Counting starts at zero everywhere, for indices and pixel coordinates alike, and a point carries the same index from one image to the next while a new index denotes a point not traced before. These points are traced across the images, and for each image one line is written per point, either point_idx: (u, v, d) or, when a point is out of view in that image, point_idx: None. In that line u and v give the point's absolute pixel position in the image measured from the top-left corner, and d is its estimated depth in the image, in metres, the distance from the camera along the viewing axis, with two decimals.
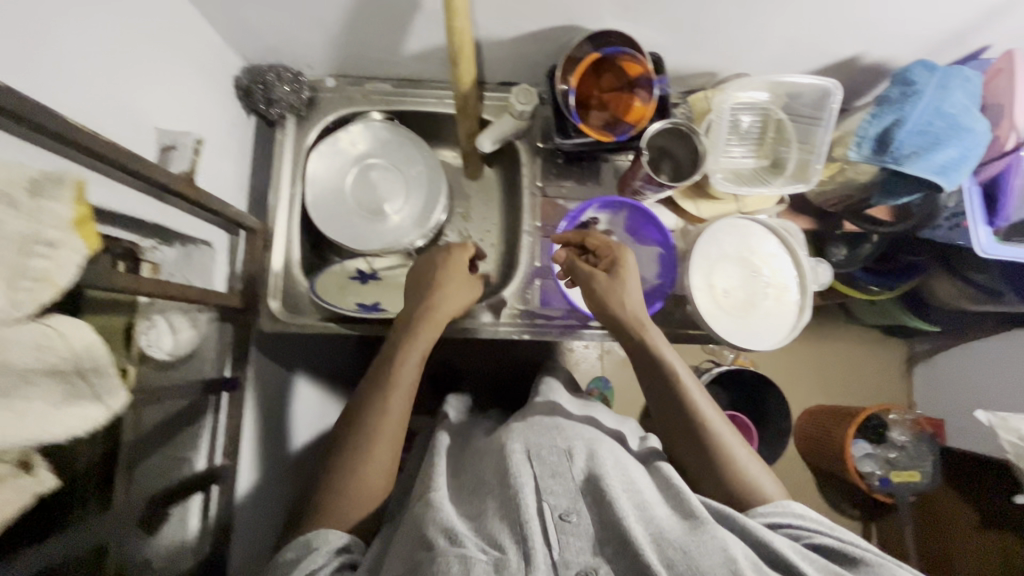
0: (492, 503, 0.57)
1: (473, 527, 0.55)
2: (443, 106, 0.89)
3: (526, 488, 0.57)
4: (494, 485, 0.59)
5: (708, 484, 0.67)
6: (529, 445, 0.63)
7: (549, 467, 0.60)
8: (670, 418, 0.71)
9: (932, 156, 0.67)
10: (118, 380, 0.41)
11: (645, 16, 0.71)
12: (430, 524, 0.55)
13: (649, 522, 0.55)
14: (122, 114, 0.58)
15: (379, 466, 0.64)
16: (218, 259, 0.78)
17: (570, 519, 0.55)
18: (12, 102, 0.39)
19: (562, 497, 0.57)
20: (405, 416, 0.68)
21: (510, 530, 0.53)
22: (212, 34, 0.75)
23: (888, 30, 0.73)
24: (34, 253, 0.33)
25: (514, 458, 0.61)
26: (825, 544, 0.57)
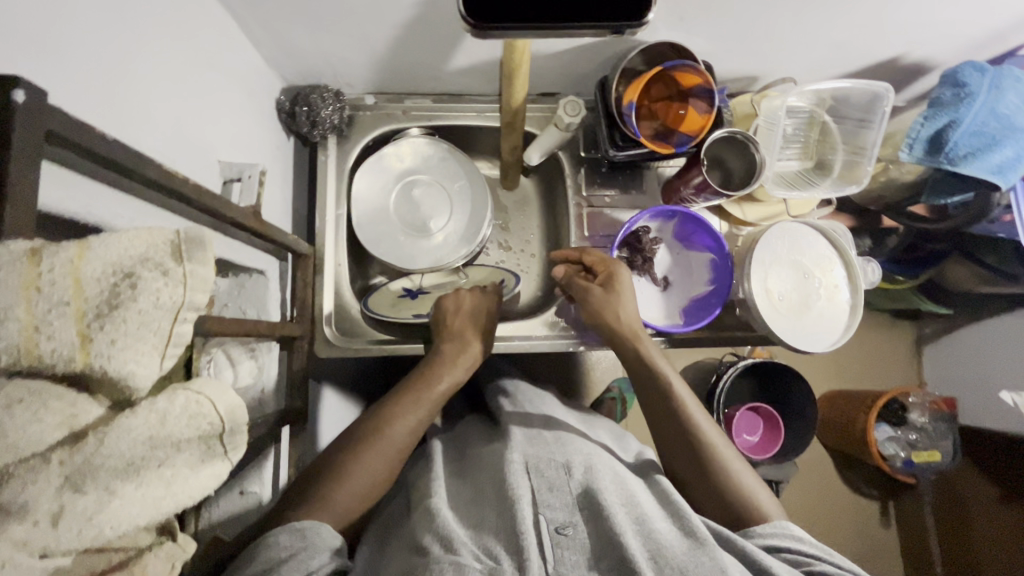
0: (490, 512, 0.58)
1: (470, 535, 0.56)
2: (484, 120, 0.88)
3: (523, 498, 0.58)
4: (491, 497, 0.60)
5: (706, 498, 0.65)
6: (529, 458, 0.64)
7: (547, 480, 0.61)
8: (665, 429, 0.70)
9: (988, 156, 0.68)
10: (248, 439, 0.38)
11: (699, 26, 0.72)
12: (427, 534, 0.55)
13: (648, 538, 0.55)
14: (192, 150, 0.58)
15: (365, 480, 0.61)
16: (271, 286, 0.77)
17: (566, 533, 0.56)
18: (123, 155, 0.38)
19: (558, 510, 0.58)
20: (409, 439, 0.66)
21: (507, 546, 0.53)
22: (255, 58, 0.74)
23: (934, 33, 0.74)
24: (185, 320, 0.32)
25: (511, 471, 0.62)
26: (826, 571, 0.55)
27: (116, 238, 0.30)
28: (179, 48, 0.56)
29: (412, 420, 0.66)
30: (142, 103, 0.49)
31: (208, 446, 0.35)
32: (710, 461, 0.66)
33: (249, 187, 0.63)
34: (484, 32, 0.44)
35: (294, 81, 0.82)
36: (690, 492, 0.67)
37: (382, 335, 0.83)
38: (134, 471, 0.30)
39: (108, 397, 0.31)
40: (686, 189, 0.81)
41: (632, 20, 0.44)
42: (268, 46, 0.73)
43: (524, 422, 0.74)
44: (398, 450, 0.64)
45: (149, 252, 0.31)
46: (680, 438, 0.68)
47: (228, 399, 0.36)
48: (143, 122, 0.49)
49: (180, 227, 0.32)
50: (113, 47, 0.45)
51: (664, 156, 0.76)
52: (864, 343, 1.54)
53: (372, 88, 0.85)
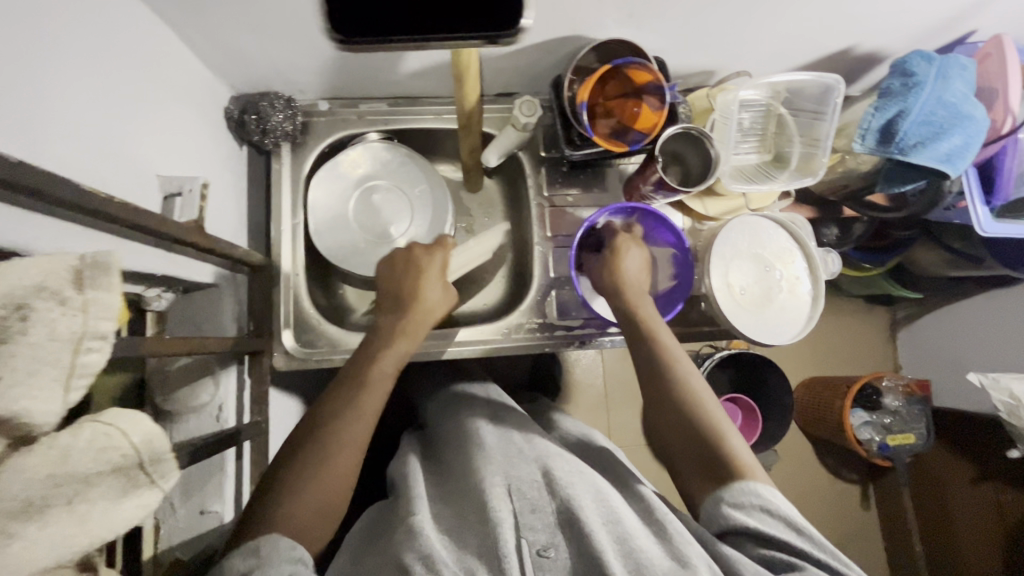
0: (472, 536, 0.58)
1: (453, 557, 0.55)
2: (442, 122, 0.87)
3: (505, 523, 0.57)
4: (473, 520, 0.59)
5: (696, 467, 0.63)
6: (510, 478, 0.63)
7: (531, 502, 0.61)
8: (655, 396, 0.69)
9: (937, 145, 0.68)
10: (178, 465, 0.38)
11: (649, 22, 0.71)
12: (408, 553, 0.54)
13: (630, 558, 0.55)
14: (125, 168, 0.56)
15: (333, 479, 0.58)
16: (226, 300, 0.75)
17: (549, 555, 0.56)
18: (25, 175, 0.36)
19: (540, 531, 0.58)
20: (367, 430, 0.63)
21: (485, 562, 0.54)
22: (198, 68, 0.72)
23: (883, 23, 0.75)
24: (89, 350, 0.31)
25: (492, 493, 0.61)
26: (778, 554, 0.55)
27: (5, 267, 0.28)
28: (105, 60, 0.54)
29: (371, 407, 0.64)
30: (61, 119, 0.48)
31: (130, 477, 0.35)
32: (699, 425, 0.65)
33: (190, 202, 0.63)
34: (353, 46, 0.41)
35: (244, 89, 0.80)
36: (681, 465, 0.65)
37: (345, 346, 0.82)
38: (37, 510, 0.29)
39: (5, 435, 0.29)
40: (644, 185, 0.80)
41: (498, 32, 0.40)
42: (211, 54, 0.71)
43: (501, 436, 0.73)
44: (361, 426, 0.62)
45: (46, 281, 0.30)
46: (673, 402, 0.67)
47: (146, 426, 0.36)
48: (64, 139, 0.48)
49: (83, 253, 0.31)
50: (25, 65, 0.43)
51: (619, 154, 0.75)
52: (841, 331, 1.55)
53: (326, 93, 0.83)
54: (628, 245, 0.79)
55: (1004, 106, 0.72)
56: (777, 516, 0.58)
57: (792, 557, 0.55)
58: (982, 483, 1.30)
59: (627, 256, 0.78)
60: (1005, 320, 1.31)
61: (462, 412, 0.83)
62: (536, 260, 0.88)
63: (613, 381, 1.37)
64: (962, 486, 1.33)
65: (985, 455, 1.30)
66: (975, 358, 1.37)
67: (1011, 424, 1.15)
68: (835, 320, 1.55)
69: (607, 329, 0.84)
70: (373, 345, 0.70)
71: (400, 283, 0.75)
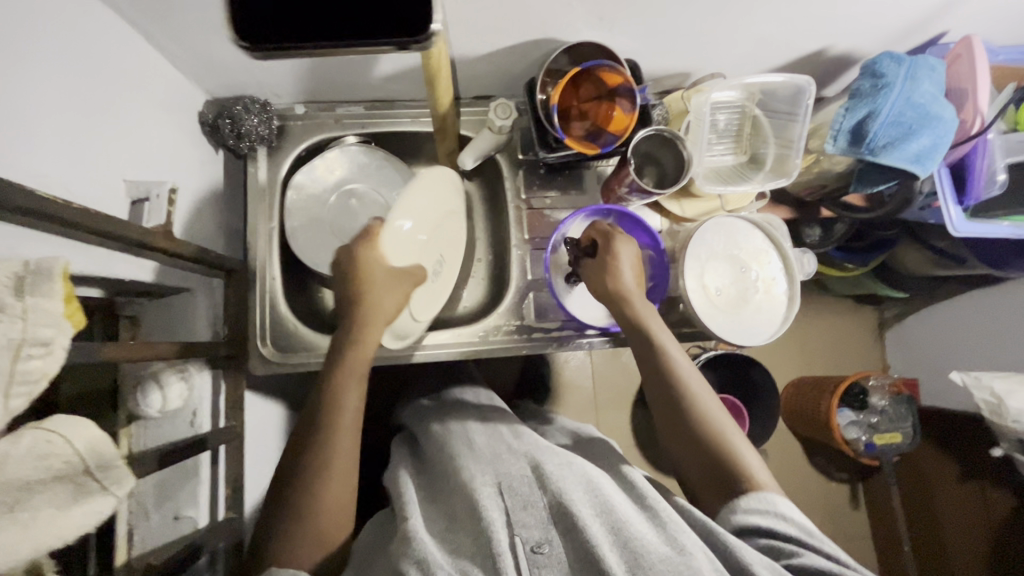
0: (465, 539, 0.57)
1: (450, 560, 0.55)
2: (419, 125, 0.87)
3: (497, 522, 0.57)
4: (465, 522, 0.59)
5: (707, 479, 0.65)
6: (501, 477, 0.63)
7: (522, 499, 0.61)
8: (664, 409, 0.69)
9: (907, 146, 0.69)
10: (131, 471, 0.38)
11: (620, 25, 0.71)
12: (403, 559, 0.54)
13: (625, 547, 0.55)
14: (91, 174, 0.56)
15: (336, 497, 0.60)
16: (199, 304, 0.75)
17: (543, 550, 0.56)
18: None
19: (534, 528, 0.58)
20: (354, 446, 0.64)
21: (482, 565, 0.53)
22: (171, 73, 0.71)
23: (854, 24, 0.75)
24: (28, 356, 0.31)
25: (481, 493, 0.61)
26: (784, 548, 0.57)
27: None
28: (70, 65, 0.54)
29: (352, 420, 0.64)
30: (23, 124, 0.48)
31: (78, 484, 0.35)
32: (709, 437, 0.66)
33: (158, 207, 0.62)
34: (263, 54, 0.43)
35: (219, 93, 0.79)
36: (693, 475, 0.67)
37: (322, 349, 0.81)
38: None
39: None
40: (620, 187, 0.80)
41: (413, 35, 0.43)
42: (183, 59, 0.71)
43: (490, 437, 0.73)
44: (351, 426, 0.64)
45: None
46: (683, 416, 0.68)
47: (91, 434, 0.36)
48: (27, 145, 0.48)
49: (28, 259, 0.32)
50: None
51: (592, 156, 0.76)
52: (829, 331, 1.55)
53: (302, 97, 0.83)
54: (626, 248, 0.75)
55: (973, 107, 0.72)
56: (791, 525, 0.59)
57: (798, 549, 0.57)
58: (969, 481, 1.30)
59: (626, 262, 0.75)
60: (989, 319, 1.31)
61: (453, 414, 0.83)
62: (514, 262, 0.88)
63: (601, 382, 1.37)
64: (949, 485, 1.33)
65: (969, 451, 1.30)
66: (960, 357, 1.37)
67: (994, 424, 1.15)
68: (821, 320, 1.55)
69: (585, 330, 0.84)
70: (345, 346, 0.66)
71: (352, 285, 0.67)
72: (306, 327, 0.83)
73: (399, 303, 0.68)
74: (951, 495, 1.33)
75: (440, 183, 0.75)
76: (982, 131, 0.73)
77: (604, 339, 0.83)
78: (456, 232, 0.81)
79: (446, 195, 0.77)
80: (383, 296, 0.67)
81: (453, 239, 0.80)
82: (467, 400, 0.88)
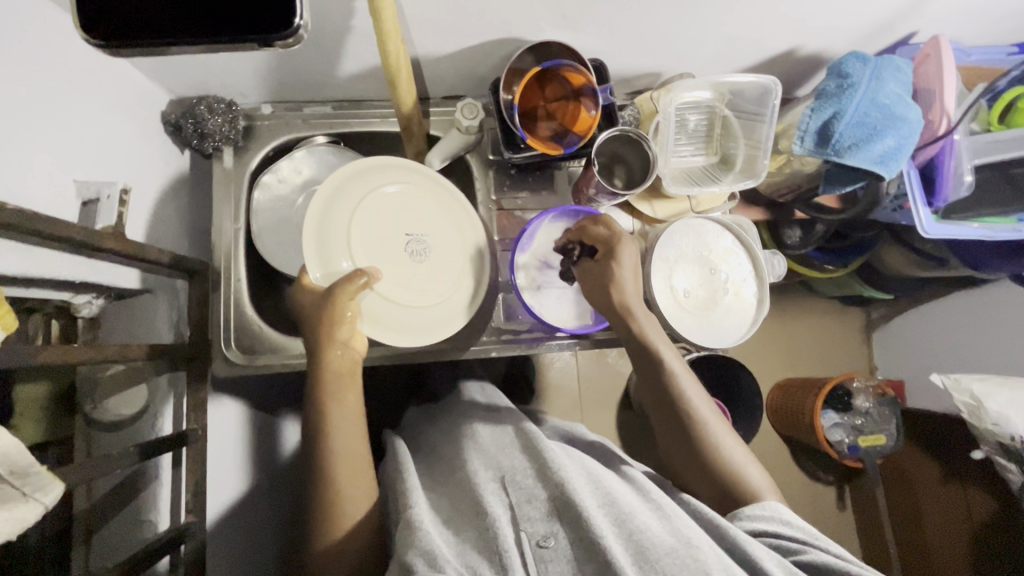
0: (471, 528, 0.58)
1: (455, 551, 0.56)
2: (388, 125, 0.86)
3: (502, 517, 0.58)
4: (470, 517, 0.60)
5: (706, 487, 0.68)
6: (502, 470, 0.65)
7: (526, 492, 0.62)
8: (667, 419, 0.71)
9: (872, 146, 0.68)
10: (57, 477, 0.38)
11: (583, 25, 0.71)
12: (409, 550, 0.54)
13: (630, 540, 0.55)
14: (39, 174, 0.55)
15: (354, 482, 0.65)
16: (161, 306, 0.74)
17: (548, 544, 0.57)
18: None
19: (539, 521, 0.59)
20: (360, 437, 0.68)
21: (490, 562, 0.54)
22: (130, 72, 0.71)
23: (821, 24, 0.74)
24: None
25: (485, 487, 0.63)
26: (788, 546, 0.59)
27: None
28: (19, 64, 0.53)
29: (353, 413, 0.68)
30: None
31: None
32: (708, 449, 0.68)
33: (110, 207, 0.62)
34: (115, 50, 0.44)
35: (183, 93, 0.79)
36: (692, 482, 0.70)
37: (288, 350, 0.81)
38: None
39: None
40: (588, 188, 0.80)
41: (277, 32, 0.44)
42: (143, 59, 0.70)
43: (494, 428, 0.74)
44: (353, 442, 0.67)
45: None
46: (684, 428, 0.69)
47: (6, 441, 0.35)
48: None
49: None
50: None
51: (554, 157, 0.75)
52: (814, 332, 1.55)
53: (269, 97, 0.83)
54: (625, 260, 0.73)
55: (940, 106, 0.72)
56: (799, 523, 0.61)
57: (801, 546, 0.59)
58: (950, 483, 1.29)
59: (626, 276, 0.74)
60: (972, 320, 1.31)
61: (457, 409, 0.84)
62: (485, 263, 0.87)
63: (584, 384, 1.36)
64: (932, 487, 1.32)
65: (954, 454, 1.29)
66: (944, 358, 1.37)
67: (972, 426, 1.14)
68: (806, 321, 1.55)
69: (554, 333, 0.83)
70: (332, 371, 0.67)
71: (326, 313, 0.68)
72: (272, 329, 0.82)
73: (345, 332, 0.68)
74: (934, 497, 1.32)
75: (351, 181, 0.75)
76: (948, 132, 0.72)
77: (572, 343, 0.82)
78: (413, 191, 0.79)
79: (374, 178, 0.76)
80: (340, 327, 0.67)
81: (411, 199, 0.79)
82: (464, 396, 0.88)
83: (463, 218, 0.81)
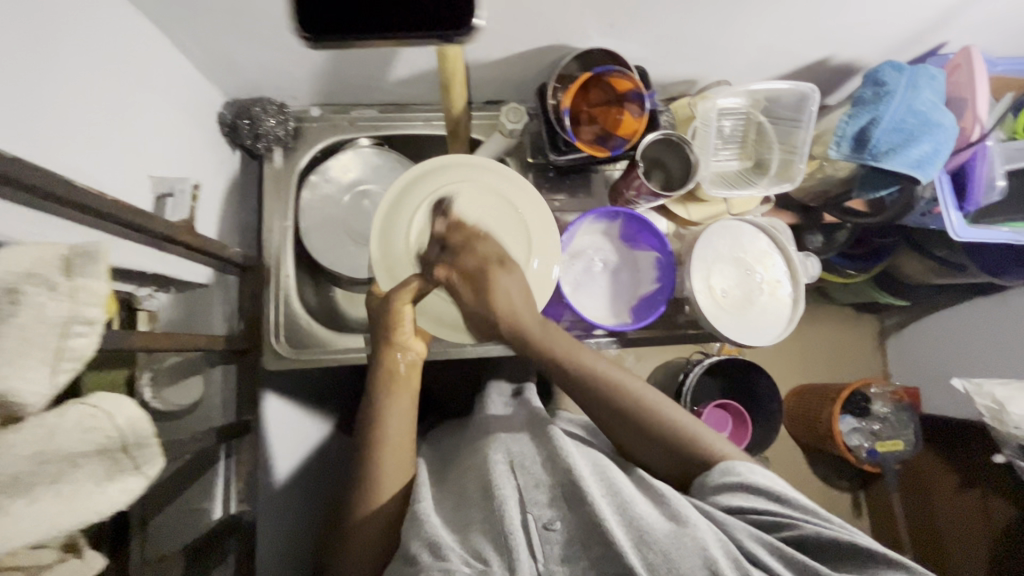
0: (477, 515, 0.61)
1: (457, 539, 0.59)
2: (431, 128, 0.89)
3: (510, 499, 0.60)
4: (476, 500, 0.63)
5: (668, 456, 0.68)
6: (512, 455, 0.67)
7: (533, 478, 0.64)
8: (602, 405, 0.70)
9: (909, 151, 0.70)
10: (161, 451, 0.40)
11: (630, 32, 0.74)
12: (414, 541, 0.59)
13: (633, 524, 0.56)
14: (117, 168, 0.58)
15: (396, 462, 0.70)
16: (217, 301, 0.77)
17: (554, 528, 0.58)
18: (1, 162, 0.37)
19: (545, 506, 0.60)
20: (410, 423, 0.72)
21: (496, 549, 0.56)
22: (192, 74, 0.73)
23: (857, 33, 0.77)
24: (74, 335, 0.32)
25: (496, 471, 0.64)
26: (762, 517, 0.58)
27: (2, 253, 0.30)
28: (105, 65, 0.57)
29: (407, 410, 0.72)
30: (56, 118, 0.50)
31: (115, 460, 0.36)
32: (652, 420, 0.68)
33: (182, 202, 0.65)
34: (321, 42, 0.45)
35: (237, 95, 0.82)
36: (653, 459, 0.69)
37: (333, 346, 0.83)
38: (25, 487, 0.31)
39: None
40: (628, 191, 0.82)
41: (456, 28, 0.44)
42: (205, 61, 0.73)
43: (510, 423, 0.77)
44: (404, 437, 0.71)
45: (32, 269, 0.31)
46: (623, 411, 0.69)
47: (128, 411, 0.38)
48: (60, 143, 0.50)
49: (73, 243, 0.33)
50: (15, 61, 0.45)
51: (601, 159, 0.77)
52: (831, 338, 1.56)
53: (318, 100, 0.85)
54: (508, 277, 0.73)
55: (972, 114, 0.75)
56: (764, 481, 0.61)
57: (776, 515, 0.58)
58: (968, 490, 1.29)
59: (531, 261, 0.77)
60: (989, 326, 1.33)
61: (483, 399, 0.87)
62: None
63: None
64: (948, 493, 1.33)
65: (972, 462, 1.29)
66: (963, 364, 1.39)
67: (995, 429, 1.15)
68: (823, 327, 1.56)
69: (593, 331, 0.85)
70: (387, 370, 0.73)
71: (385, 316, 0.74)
72: (319, 325, 0.84)
73: (405, 334, 0.74)
74: (950, 503, 1.32)
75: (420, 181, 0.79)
76: (981, 139, 0.75)
77: (612, 340, 0.84)
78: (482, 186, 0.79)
79: (440, 177, 0.79)
80: (401, 329, 0.74)
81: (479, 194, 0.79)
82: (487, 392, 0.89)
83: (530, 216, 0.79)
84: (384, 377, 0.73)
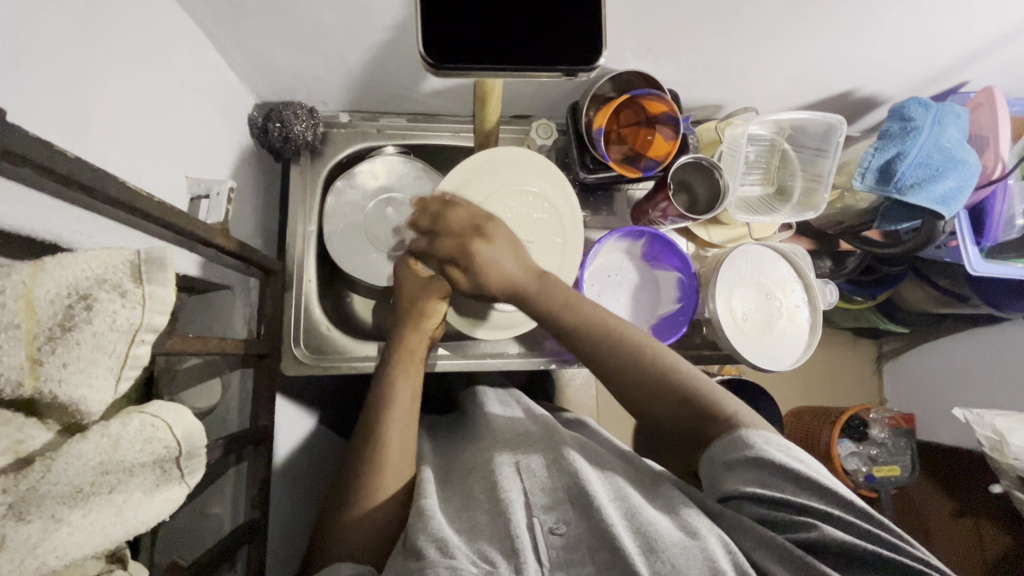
0: (480, 518, 0.56)
1: (465, 541, 0.53)
2: (458, 140, 0.90)
3: (516, 503, 0.56)
4: (482, 502, 0.57)
5: (643, 391, 0.62)
6: (518, 458, 0.63)
7: (538, 480, 0.59)
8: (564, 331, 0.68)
9: (933, 187, 0.72)
10: (206, 462, 0.39)
11: (665, 57, 0.75)
12: (420, 535, 0.53)
13: (639, 531, 0.50)
14: (155, 166, 0.58)
15: (404, 431, 0.65)
16: (238, 302, 0.75)
17: (559, 531, 0.53)
18: (60, 163, 0.35)
19: (550, 510, 0.55)
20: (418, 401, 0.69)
21: (500, 548, 0.51)
22: (229, 75, 0.73)
23: (883, 70, 0.79)
24: (142, 341, 0.34)
25: (501, 473, 0.60)
26: (774, 516, 0.50)
27: (73, 258, 0.31)
28: (148, 56, 0.56)
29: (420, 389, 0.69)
30: (102, 111, 0.49)
31: (164, 470, 0.36)
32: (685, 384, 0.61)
33: (217, 204, 0.65)
34: (443, 72, 0.47)
35: (268, 97, 0.82)
36: (630, 393, 0.64)
37: (351, 353, 0.82)
38: (83, 498, 0.31)
39: (58, 421, 0.32)
40: (653, 211, 0.83)
41: (583, 64, 0.49)
42: (241, 60, 0.72)
43: (514, 421, 0.73)
44: (409, 418, 0.66)
45: (111, 277, 0.32)
46: (585, 326, 0.66)
47: (185, 422, 0.37)
48: (105, 136, 0.49)
49: (141, 248, 0.34)
50: (71, 51, 0.44)
51: (632, 179, 0.78)
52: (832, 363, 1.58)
53: (347, 106, 0.86)
54: (490, 246, 0.67)
55: (994, 153, 0.77)
56: (782, 459, 0.52)
57: (794, 511, 0.50)
58: (963, 517, 1.26)
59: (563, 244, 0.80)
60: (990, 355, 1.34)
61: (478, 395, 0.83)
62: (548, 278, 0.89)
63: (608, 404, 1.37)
64: (942, 519, 1.30)
65: (971, 489, 1.25)
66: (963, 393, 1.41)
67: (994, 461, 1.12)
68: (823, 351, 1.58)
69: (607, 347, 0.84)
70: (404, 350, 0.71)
71: (421, 303, 0.73)
72: (337, 331, 0.83)
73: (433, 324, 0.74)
74: (943, 529, 1.29)
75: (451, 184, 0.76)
76: (1003, 176, 0.77)
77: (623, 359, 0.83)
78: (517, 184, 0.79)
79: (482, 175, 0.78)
80: (431, 318, 0.73)
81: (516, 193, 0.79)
82: (467, 397, 0.86)
83: (558, 203, 0.80)
84: (404, 356, 0.71)
